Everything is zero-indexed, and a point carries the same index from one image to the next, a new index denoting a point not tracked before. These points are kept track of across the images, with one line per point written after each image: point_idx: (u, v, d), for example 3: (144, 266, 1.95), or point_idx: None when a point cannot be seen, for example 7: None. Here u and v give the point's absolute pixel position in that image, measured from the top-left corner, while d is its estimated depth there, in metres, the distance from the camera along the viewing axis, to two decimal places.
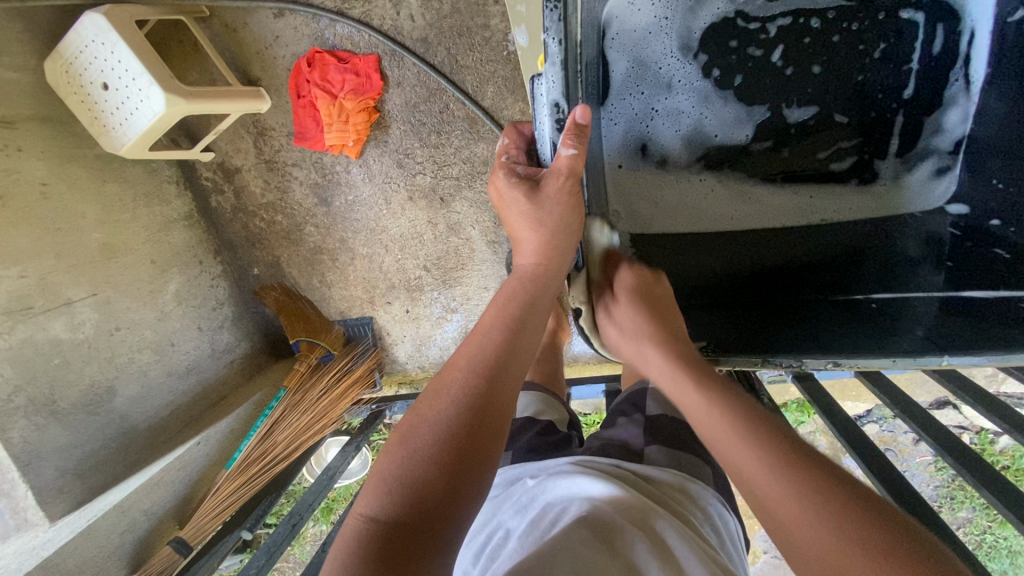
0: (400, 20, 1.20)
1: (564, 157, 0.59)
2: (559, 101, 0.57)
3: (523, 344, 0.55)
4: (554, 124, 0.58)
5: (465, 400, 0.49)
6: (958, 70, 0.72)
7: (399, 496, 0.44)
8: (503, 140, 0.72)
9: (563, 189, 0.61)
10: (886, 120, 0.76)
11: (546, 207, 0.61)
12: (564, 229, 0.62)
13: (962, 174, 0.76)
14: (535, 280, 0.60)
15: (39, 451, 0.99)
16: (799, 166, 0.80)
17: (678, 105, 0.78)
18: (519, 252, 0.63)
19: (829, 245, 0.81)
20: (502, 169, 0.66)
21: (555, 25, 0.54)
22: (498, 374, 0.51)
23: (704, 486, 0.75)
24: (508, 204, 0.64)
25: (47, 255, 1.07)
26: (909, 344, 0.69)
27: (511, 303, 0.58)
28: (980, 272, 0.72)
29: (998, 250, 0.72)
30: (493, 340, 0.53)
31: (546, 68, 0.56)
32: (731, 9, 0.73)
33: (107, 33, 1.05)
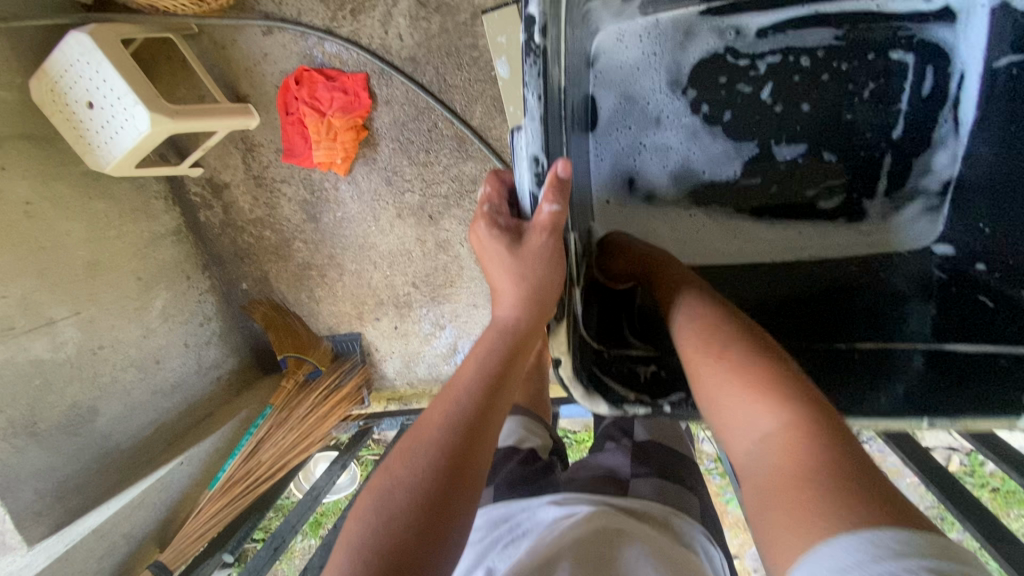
0: (388, 39, 1.19)
1: (545, 214, 0.56)
2: (538, 156, 0.55)
3: (504, 397, 0.54)
4: (533, 178, 0.56)
5: (445, 458, 0.47)
6: (947, 112, 0.72)
7: (374, 563, 0.42)
8: (484, 190, 0.65)
9: (545, 244, 0.57)
10: (875, 160, 0.75)
11: (528, 261, 0.57)
12: (546, 283, 0.58)
13: (952, 216, 0.74)
14: (515, 335, 0.57)
15: (18, 474, 0.98)
16: (787, 202, 0.78)
17: (666, 141, 0.78)
18: (498, 303, 0.59)
19: (820, 280, 0.77)
20: (483, 220, 0.61)
21: (535, 80, 0.53)
22: (477, 431, 0.50)
23: (693, 522, 0.72)
24: (489, 256, 0.60)
25: (29, 275, 1.06)
26: (888, 402, 0.61)
27: (490, 358, 0.55)
28: (969, 324, 0.67)
29: (984, 299, 0.68)
30: (471, 396, 0.52)
31: (525, 122, 0.55)
32: (721, 45, 0.74)
33: (92, 52, 1.04)
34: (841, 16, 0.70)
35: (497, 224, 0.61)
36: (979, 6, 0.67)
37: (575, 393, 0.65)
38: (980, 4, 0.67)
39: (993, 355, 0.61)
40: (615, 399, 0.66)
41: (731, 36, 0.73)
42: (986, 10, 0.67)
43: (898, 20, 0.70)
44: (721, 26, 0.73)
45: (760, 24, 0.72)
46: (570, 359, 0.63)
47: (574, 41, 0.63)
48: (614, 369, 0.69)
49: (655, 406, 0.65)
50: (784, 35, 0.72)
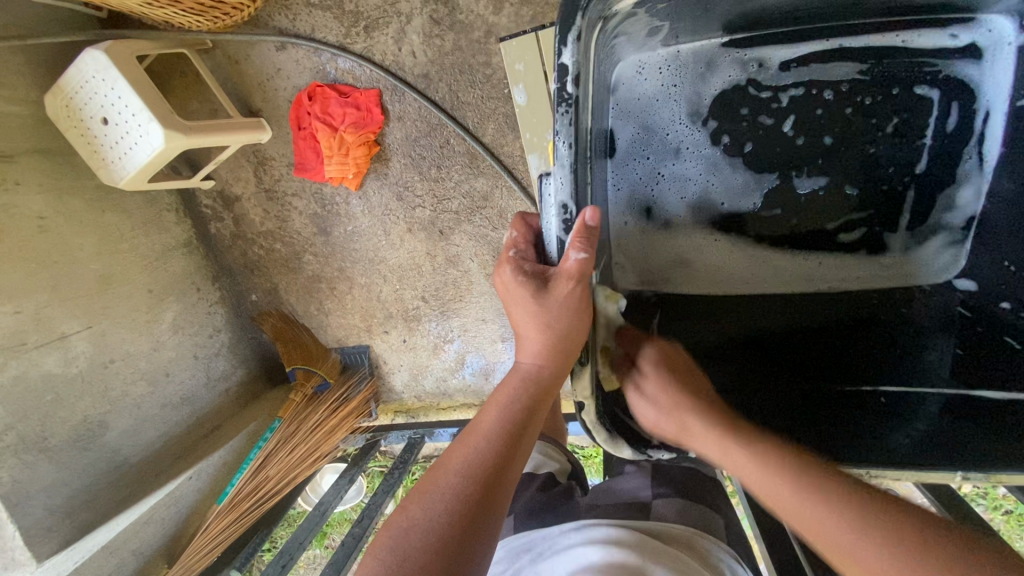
0: (402, 56, 1.19)
1: (572, 262, 0.55)
2: (566, 203, 0.56)
3: (523, 447, 0.53)
4: (560, 225, 0.56)
5: (461, 505, 0.47)
6: (971, 147, 0.71)
7: None
8: (510, 235, 0.65)
9: (573, 294, 0.56)
10: (898, 194, 0.74)
11: (555, 311, 0.57)
12: (571, 334, 0.57)
13: (972, 251, 0.74)
14: (538, 385, 0.57)
15: (29, 490, 0.98)
16: (806, 232, 0.77)
17: (685, 171, 0.78)
18: (522, 350, 0.59)
19: (841, 310, 0.78)
20: (508, 264, 0.61)
21: (565, 128, 0.54)
22: (495, 480, 0.49)
23: (718, 543, 0.70)
24: (515, 300, 0.59)
25: (42, 290, 1.06)
26: (908, 451, 0.65)
27: (511, 408, 0.55)
28: (991, 364, 0.70)
29: (1009, 338, 0.70)
30: (492, 447, 0.51)
31: (554, 169, 0.56)
32: (744, 77, 0.73)
33: (108, 69, 1.05)
34: (864, 51, 0.70)
35: (524, 269, 0.59)
36: (1006, 44, 0.67)
37: (601, 439, 0.69)
38: (1008, 41, 0.66)
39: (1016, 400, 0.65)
40: (639, 443, 0.71)
41: (753, 68, 0.73)
42: (1013, 48, 0.66)
43: (921, 56, 0.69)
44: (743, 58, 0.73)
45: (783, 57, 0.72)
46: (593, 404, 0.67)
47: (597, 77, 0.63)
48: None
49: (679, 452, 0.70)
50: (806, 68, 0.72)
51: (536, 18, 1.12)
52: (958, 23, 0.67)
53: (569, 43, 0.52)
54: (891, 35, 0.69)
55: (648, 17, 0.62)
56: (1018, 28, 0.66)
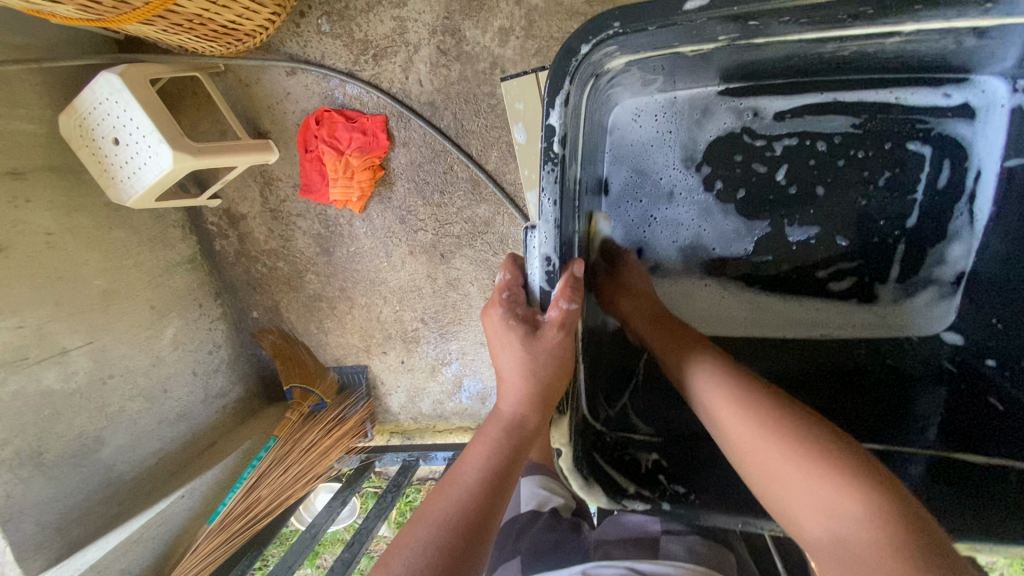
0: (408, 84, 1.22)
1: (560, 311, 0.57)
2: (550, 255, 0.57)
3: (505, 497, 0.53)
4: (544, 277, 0.58)
5: (438, 557, 0.46)
6: (962, 205, 0.71)
7: None
8: (501, 275, 0.63)
9: (560, 343, 0.58)
10: (888, 246, 0.75)
11: (541, 359, 0.57)
12: (553, 383, 0.58)
13: (964, 306, 0.74)
14: (520, 433, 0.57)
15: (21, 506, 0.98)
16: (797, 280, 0.79)
17: (677, 216, 0.79)
18: (503, 396, 0.59)
19: (835, 355, 0.78)
20: (498, 306, 0.60)
21: (550, 186, 0.55)
22: (473, 532, 0.49)
23: None
24: (501, 344, 0.59)
25: (46, 305, 1.07)
26: None
27: (492, 458, 0.55)
28: (979, 425, 0.69)
29: (993, 400, 0.69)
30: (473, 502, 0.51)
31: (539, 224, 0.56)
32: (738, 125, 0.74)
33: (121, 92, 1.07)
34: (858, 105, 0.70)
35: (515, 312, 0.59)
36: (1000, 106, 0.66)
37: (575, 485, 0.67)
38: (1001, 102, 0.66)
39: (999, 467, 0.65)
40: (615, 492, 0.68)
41: (749, 117, 0.74)
42: (1005, 109, 0.66)
43: (914, 113, 0.69)
44: (738, 106, 0.73)
45: (778, 107, 0.72)
46: (570, 452, 0.65)
47: (588, 130, 0.64)
48: (615, 454, 0.73)
49: (655, 503, 0.68)
50: (801, 119, 0.72)
51: (542, 51, 1.14)
52: (952, 83, 0.67)
53: (556, 106, 0.53)
54: (885, 92, 0.69)
55: (641, 72, 0.63)
56: (1011, 90, 0.65)
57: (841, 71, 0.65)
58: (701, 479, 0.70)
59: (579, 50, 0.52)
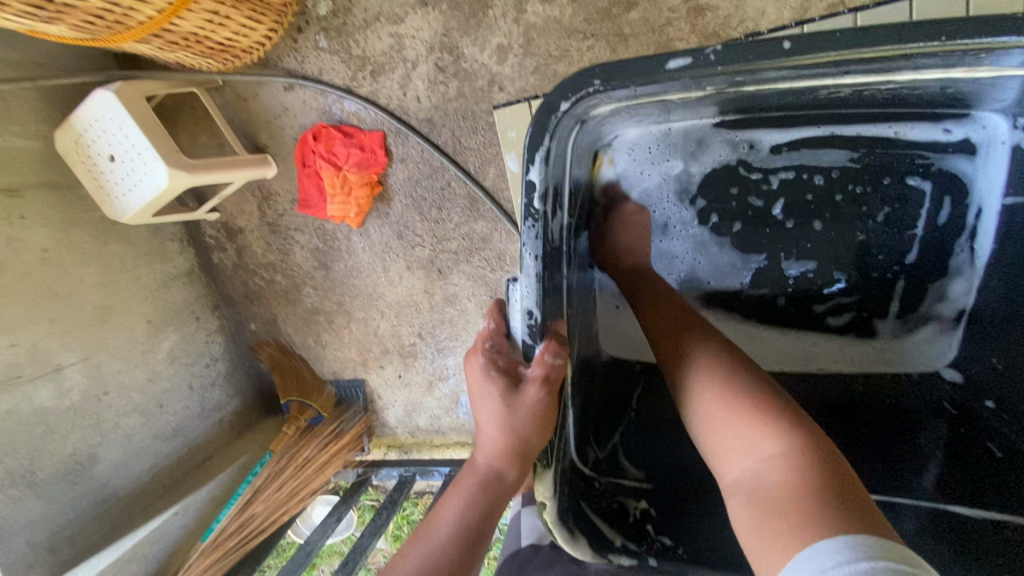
0: (406, 101, 1.21)
1: (541, 364, 0.56)
2: (532, 309, 0.56)
3: (479, 556, 0.53)
4: (525, 330, 0.56)
5: None
6: (963, 242, 0.70)
7: None
8: (485, 323, 0.60)
9: (540, 399, 0.56)
10: (887, 281, 0.74)
11: (522, 414, 0.56)
12: (532, 437, 0.57)
13: (966, 342, 0.72)
14: (496, 487, 0.56)
15: (11, 526, 0.98)
16: (794, 314, 0.78)
17: (672, 249, 0.80)
18: (480, 448, 0.58)
19: (834, 391, 0.77)
20: (479, 355, 0.58)
21: (532, 241, 0.55)
22: None
23: None
24: (480, 395, 0.58)
25: (40, 322, 1.07)
26: None
27: (466, 512, 0.55)
28: (977, 473, 0.67)
29: (993, 446, 0.68)
30: (446, 559, 0.51)
31: (520, 277, 0.55)
32: (733, 158, 0.73)
33: (117, 110, 1.07)
34: (857, 140, 0.69)
35: (496, 363, 0.58)
36: (1001, 142, 0.64)
37: (561, 538, 0.65)
38: (1001, 139, 0.63)
39: (995, 521, 0.64)
40: (600, 546, 0.66)
41: (744, 149, 0.72)
42: (1006, 146, 0.64)
43: (915, 148, 0.68)
44: (734, 139, 0.72)
45: (775, 140, 0.71)
46: (553, 504, 0.63)
47: (577, 169, 0.64)
48: (602, 504, 0.72)
49: (641, 559, 0.66)
50: (799, 153, 0.71)
51: (540, 69, 1.12)
52: (951, 118, 0.65)
53: (537, 162, 0.53)
54: (885, 126, 0.67)
55: (630, 112, 0.62)
56: (1012, 126, 0.62)
57: (835, 108, 0.63)
58: (692, 531, 0.69)
59: (560, 106, 0.52)
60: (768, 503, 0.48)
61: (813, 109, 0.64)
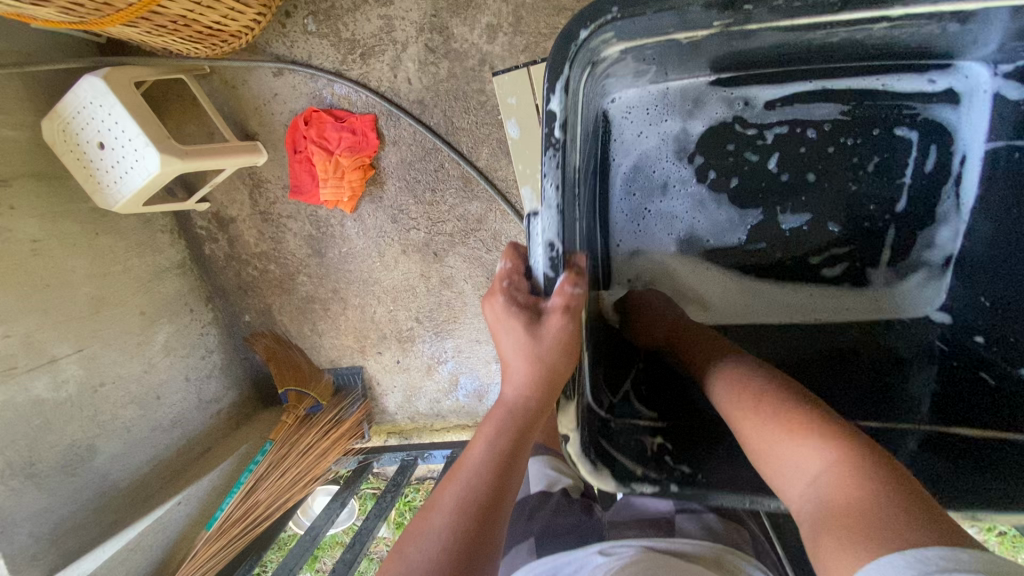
0: (397, 82, 1.21)
1: (564, 292, 0.56)
2: (553, 242, 0.57)
3: (515, 479, 0.53)
4: (547, 262, 0.57)
5: (456, 539, 0.47)
6: (949, 188, 0.74)
7: None
8: (503, 264, 0.62)
9: (565, 326, 0.57)
10: (879, 230, 0.77)
11: (548, 345, 0.57)
12: (559, 365, 0.57)
13: (954, 286, 0.76)
14: (526, 415, 0.56)
15: (14, 517, 0.96)
16: (791, 266, 0.81)
17: (672, 209, 0.81)
18: (507, 381, 0.58)
19: (832, 340, 0.79)
20: (501, 296, 0.59)
21: (552, 171, 0.55)
22: (487, 512, 0.49)
23: (748, 560, 0.67)
24: (504, 332, 0.59)
25: (33, 313, 1.06)
26: None
27: (497, 439, 0.54)
28: (972, 403, 0.69)
29: (984, 376, 0.70)
30: (482, 481, 0.51)
31: (542, 209, 0.57)
32: (730, 115, 0.76)
33: (106, 96, 1.06)
34: (846, 92, 0.73)
35: (516, 300, 0.59)
36: (983, 91, 0.69)
37: (585, 471, 0.66)
38: (984, 88, 0.69)
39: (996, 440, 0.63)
40: (623, 476, 0.67)
41: (739, 106, 0.76)
42: (987, 96, 0.69)
43: (902, 99, 0.72)
44: (730, 96, 0.75)
45: (769, 96, 0.75)
46: (577, 436, 0.64)
47: (584, 121, 0.65)
48: (622, 441, 0.71)
49: (662, 486, 0.67)
50: (792, 108, 0.75)
51: (530, 47, 1.14)
52: (936, 69, 0.70)
53: (557, 91, 0.54)
54: (874, 79, 0.71)
55: (635, 61, 0.64)
56: (992, 76, 0.68)
57: (830, 60, 0.67)
58: (707, 461, 0.70)
59: (578, 36, 0.53)
60: (827, 521, 0.46)
61: (806, 61, 0.68)
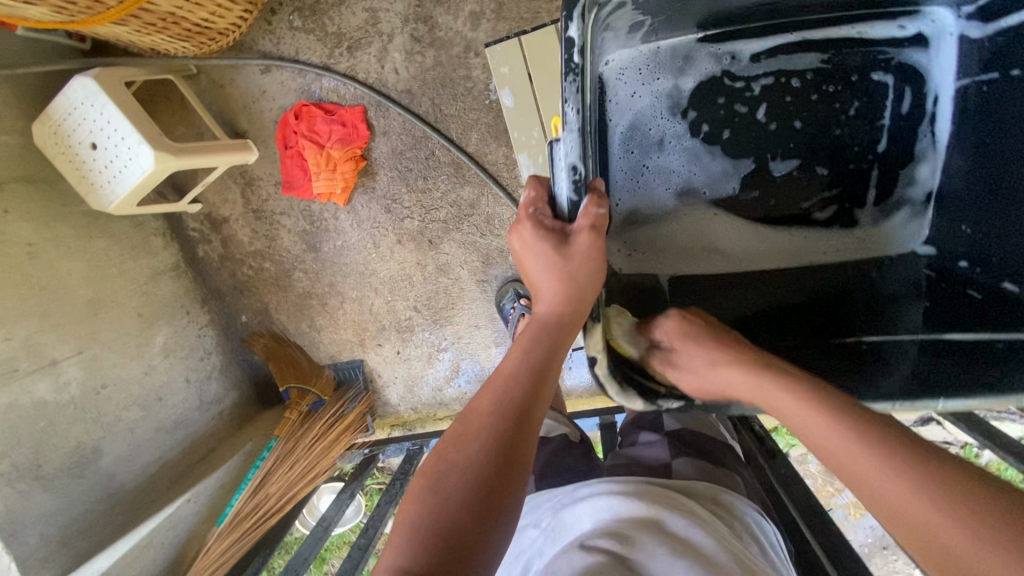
0: (384, 73, 1.24)
1: (589, 212, 0.61)
2: (576, 164, 0.59)
3: (548, 387, 0.57)
4: (570, 185, 0.60)
5: (495, 438, 0.52)
6: (925, 128, 0.79)
7: (427, 543, 0.46)
8: (527, 194, 0.66)
9: (591, 246, 0.61)
10: (863, 171, 0.81)
11: (576, 263, 0.61)
12: (586, 284, 0.61)
13: (935, 219, 0.81)
14: (558, 330, 0.61)
15: (23, 519, 0.96)
16: (783, 213, 0.84)
17: (668, 164, 0.84)
18: (539, 300, 0.63)
19: (823, 281, 0.83)
20: (528, 222, 0.63)
21: (573, 96, 0.57)
22: (525, 417, 0.54)
23: (738, 497, 0.71)
24: (533, 254, 0.63)
25: (32, 316, 1.05)
26: (894, 386, 0.68)
27: (532, 351, 0.59)
28: (962, 316, 0.74)
29: (972, 292, 0.75)
30: (519, 385, 0.55)
31: (563, 133, 0.58)
32: (718, 69, 0.81)
33: (96, 95, 1.07)
34: (824, 42, 0.78)
35: (543, 224, 0.63)
36: (949, 33, 0.76)
37: (613, 392, 0.67)
38: (950, 30, 0.76)
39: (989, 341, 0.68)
40: (647, 394, 0.69)
41: (727, 60, 0.80)
42: (954, 37, 0.76)
43: (875, 45, 0.78)
44: (717, 51, 0.80)
45: (754, 50, 0.80)
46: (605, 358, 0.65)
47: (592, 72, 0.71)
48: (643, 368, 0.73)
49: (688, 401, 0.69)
50: (775, 60, 0.80)
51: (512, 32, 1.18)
52: (904, 15, 0.76)
53: (575, 18, 0.55)
54: (848, 28, 0.78)
55: (634, 11, 0.69)
56: (957, 19, 0.75)
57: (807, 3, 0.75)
58: None
59: None
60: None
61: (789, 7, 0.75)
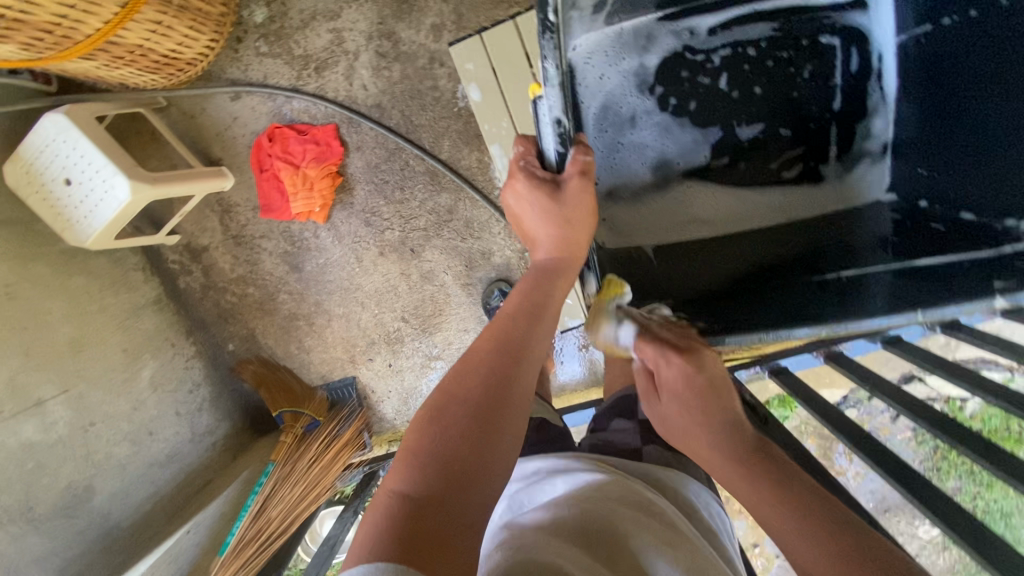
0: (354, 90, 1.28)
1: (574, 163, 0.67)
2: (560, 119, 0.65)
3: (540, 327, 0.63)
4: (557, 139, 0.66)
5: (493, 374, 0.56)
6: (874, 83, 0.85)
7: (428, 470, 0.48)
8: (517, 148, 0.72)
9: (580, 194, 0.66)
10: (822, 129, 0.87)
11: (569, 208, 0.67)
12: (573, 233, 0.68)
13: (894, 167, 0.86)
14: (551, 273, 0.68)
15: (18, 563, 0.95)
16: (755, 174, 0.89)
17: (642, 139, 0.88)
18: (536, 248, 0.69)
19: (792, 240, 0.87)
20: (521, 176, 0.69)
21: (552, 54, 0.61)
22: (520, 352, 0.59)
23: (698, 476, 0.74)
24: (528, 205, 0.69)
25: (13, 357, 1.04)
26: (878, 306, 0.76)
27: (527, 294, 0.65)
28: (930, 246, 0.78)
29: (935, 225, 0.80)
30: (517, 323, 0.61)
31: (546, 90, 0.63)
32: (679, 44, 0.85)
33: (69, 131, 1.08)
34: (773, 12, 0.83)
35: (535, 176, 0.69)
36: None
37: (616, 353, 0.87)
38: None
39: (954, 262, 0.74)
40: None
41: (686, 36, 0.84)
42: None
43: (821, 11, 0.83)
44: (676, 28, 0.84)
45: (710, 24, 0.84)
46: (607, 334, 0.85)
47: None
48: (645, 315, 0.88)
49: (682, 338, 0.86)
50: (731, 31, 0.84)
51: None
52: None
53: None
54: None
55: None
56: None
57: None
58: (733, 315, 0.83)
59: None
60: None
61: None
